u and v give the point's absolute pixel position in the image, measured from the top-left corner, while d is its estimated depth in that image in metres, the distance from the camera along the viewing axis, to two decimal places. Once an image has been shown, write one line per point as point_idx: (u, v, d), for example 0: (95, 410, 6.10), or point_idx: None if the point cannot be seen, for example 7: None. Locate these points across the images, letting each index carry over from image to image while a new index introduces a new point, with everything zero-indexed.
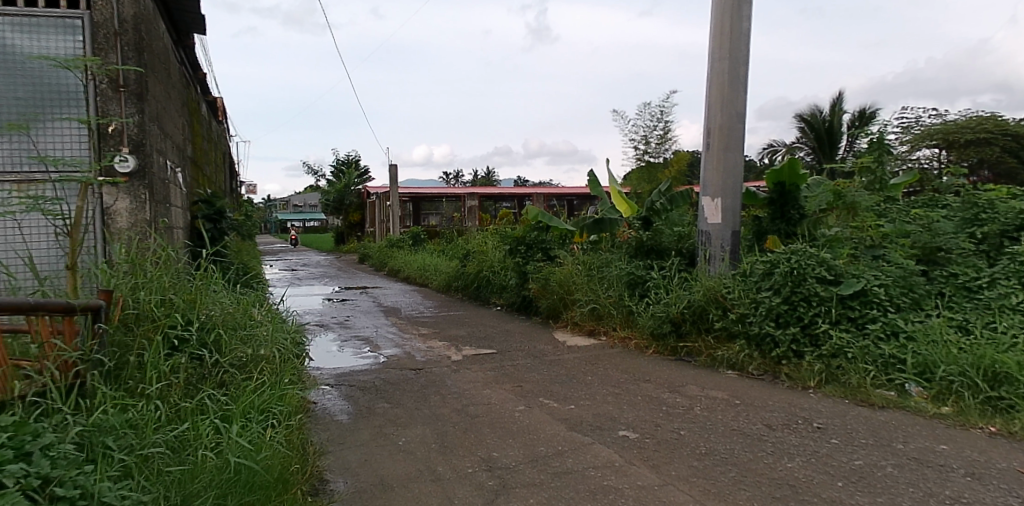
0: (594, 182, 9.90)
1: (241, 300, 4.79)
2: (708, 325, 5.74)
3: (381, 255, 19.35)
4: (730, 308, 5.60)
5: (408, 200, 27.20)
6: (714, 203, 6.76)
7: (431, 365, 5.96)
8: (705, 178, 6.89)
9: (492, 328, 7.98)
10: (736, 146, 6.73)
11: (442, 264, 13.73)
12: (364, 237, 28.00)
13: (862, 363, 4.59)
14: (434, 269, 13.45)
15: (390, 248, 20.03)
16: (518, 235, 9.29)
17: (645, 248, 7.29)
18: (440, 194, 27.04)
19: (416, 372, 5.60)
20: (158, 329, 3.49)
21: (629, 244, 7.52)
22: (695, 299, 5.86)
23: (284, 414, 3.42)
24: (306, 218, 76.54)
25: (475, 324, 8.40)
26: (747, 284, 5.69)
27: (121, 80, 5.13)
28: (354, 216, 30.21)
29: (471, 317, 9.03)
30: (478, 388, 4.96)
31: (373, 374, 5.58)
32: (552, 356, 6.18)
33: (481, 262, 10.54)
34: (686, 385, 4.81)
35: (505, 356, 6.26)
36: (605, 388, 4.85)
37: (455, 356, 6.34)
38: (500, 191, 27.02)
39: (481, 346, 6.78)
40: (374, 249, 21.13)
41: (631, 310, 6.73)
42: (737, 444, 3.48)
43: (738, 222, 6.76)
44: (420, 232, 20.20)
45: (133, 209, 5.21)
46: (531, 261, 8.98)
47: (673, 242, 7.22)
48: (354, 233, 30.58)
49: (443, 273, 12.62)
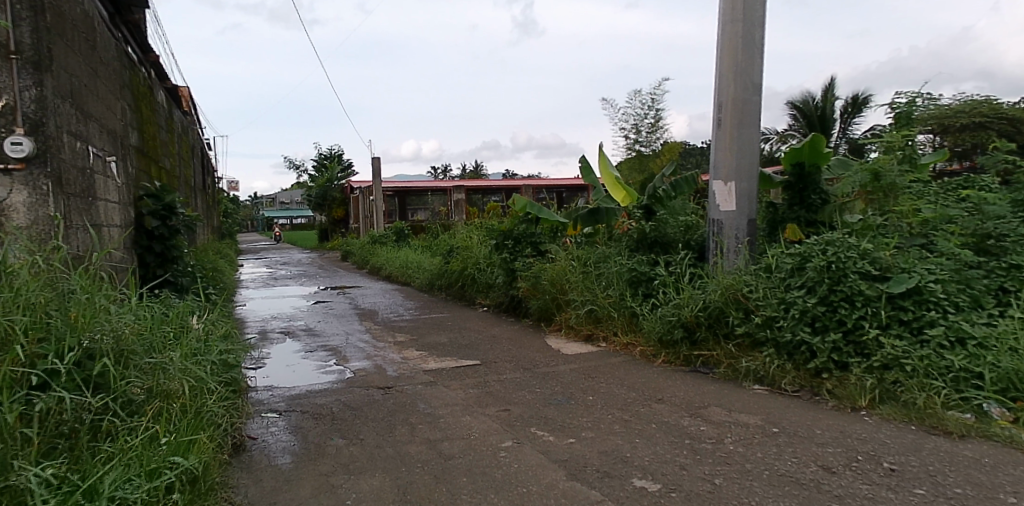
0: (587, 169, 9.03)
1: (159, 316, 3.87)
2: (728, 331, 4.90)
3: (363, 252, 18.41)
4: (754, 310, 4.76)
5: (392, 194, 26.25)
6: (727, 187, 5.90)
7: (403, 381, 5.08)
8: (715, 159, 6.03)
9: (476, 333, 7.10)
10: (752, 121, 5.88)
11: (426, 261, 12.83)
12: (348, 234, 27.02)
13: (926, 378, 3.77)
14: (417, 266, 12.55)
15: (373, 245, 19.09)
16: (505, 228, 8.42)
17: (648, 240, 6.44)
18: (426, 188, 26.10)
19: (384, 392, 4.71)
20: (17, 362, 2.54)
21: (629, 236, 6.66)
22: (711, 300, 5.01)
23: (174, 484, 2.53)
24: (292, 215, 75.35)
25: (459, 327, 7.53)
26: (772, 282, 4.85)
27: (12, 45, 4.17)
28: (338, 212, 29.17)
29: (455, 319, 8.14)
30: (457, 414, 4.09)
31: (332, 395, 4.69)
32: (545, 368, 5.31)
33: (466, 258, 9.66)
34: (709, 407, 3.96)
35: (491, 367, 5.39)
36: (611, 412, 3.99)
37: (432, 369, 5.46)
38: (487, 184, 26.12)
39: (463, 356, 5.90)
40: (356, 246, 20.19)
41: (634, 311, 5.88)
42: (795, 500, 2.63)
43: (754, 208, 5.92)
44: (404, 227, 19.29)
45: (32, 204, 4.25)
46: (520, 256, 8.10)
47: (680, 233, 6.36)
48: (338, 229, 29.59)
49: (425, 270, 11.72)
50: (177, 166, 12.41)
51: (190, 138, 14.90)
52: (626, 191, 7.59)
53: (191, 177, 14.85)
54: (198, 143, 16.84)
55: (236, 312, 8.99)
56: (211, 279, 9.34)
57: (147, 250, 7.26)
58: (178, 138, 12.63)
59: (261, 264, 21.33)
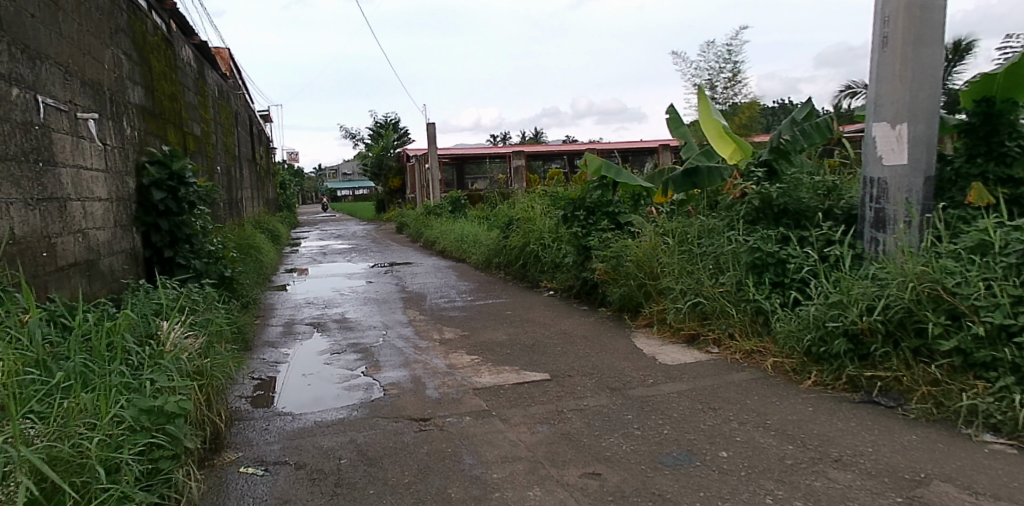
0: (675, 121, 7.34)
1: (64, 349, 2.54)
2: (922, 344, 3.30)
3: (417, 224, 17.25)
4: (970, 317, 3.13)
5: (448, 161, 24.95)
6: (897, 132, 4.19)
7: (446, 407, 3.70)
8: (876, 94, 4.30)
9: (543, 327, 5.66)
10: (933, 36, 4.15)
11: (483, 235, 11.45)
12: (404, 204, 25.99)
13: None
14: (473, 241, 11.18)
15: (428, 216, 17.89)
16: (576, 197, 6.88)
17: (775, 209, 4.80)
18: (483, 155, 24.68)
19: (418, 430, 3.34)
20: None
21: (745, 204, 5.02)
22: (895, 297, 3.41)
23: None
24: (354, 186, 75.74)
25: (520, 319, 6.11)
26: (998, 272, 3.19)
27: None
28: (395, 182, 28.13)
29: (516, 307, 6.73)
30: (521, 481, 2.67)
31: (347, 433, 3.35)
32: (641, 388, 3.82)
33: (527, 232, 8.19)
34: (935, 488, 2.40)
35: (565, 386, 3.95)
36: (767, 489, 2.48)
37: (486, 386, 4.06)
38: (548, 149, 24.46)
39: (527, 365, 4.47)
40: (411, 218, 19.02)
41: (761, 308, 4.32)
42: None
43: (933, 160, 4.22)
44: (460, 197, 17.90)
45: None
46: (593, 229, 6.55)
47: (818, 200, 4.71)
48: (395, 200, 28.67)
49: (482, 246, 10.34)
50: (214, 132, 11.34)
51: (233, 103, 13.84)
52: (735, 142, 5.74)
53: (235, 146, 13.85)
54: (244, 110, 15.87)
55: (266, 299, 7.86)
56: (240, 259, 8.24)
57: (152, 228, 6.09)
58: (214, 102, 11.52)
59: (315, 236, 20.53)
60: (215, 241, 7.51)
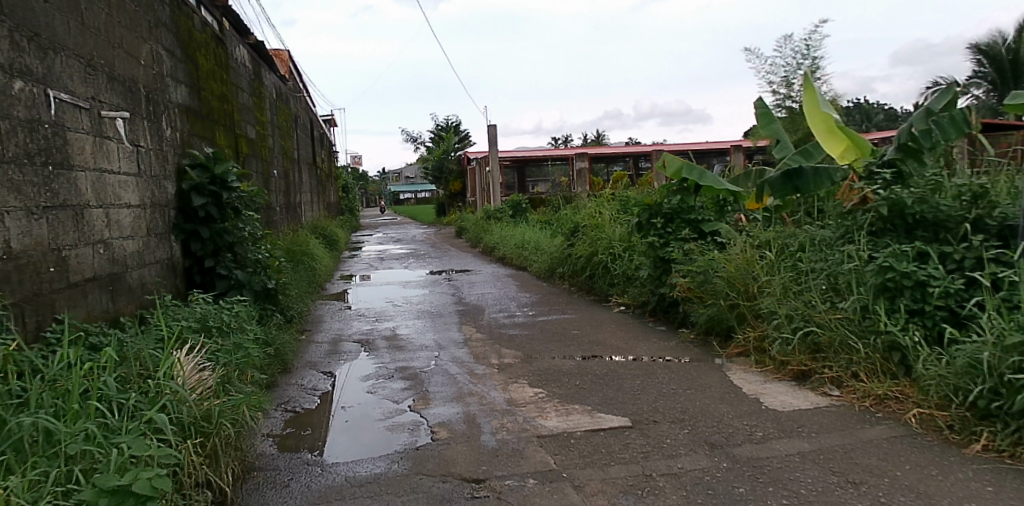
0: (765, 115, 6.44)
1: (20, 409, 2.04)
2: None
3: (477, 228, 16.74)
4: None
5: (509, 164, 24.41)
6: None
7: (504, 461, 3.03)
8: None
9: (616, 352, 4.92)
10: None
11: (545, 241, 10.74)
12: (464, 208, 25.62)
13: None
14: (535, 248, 10.52)
15: (487, 221, 17.34)
16: (652, 201, 6.06)
17: (907, 218, 3.88)
18: (544, 157, 23.99)
19: (469, 496, 2.68)
20: None
21: (866, 213, 4.13)
22: None
23: None
24: (415, 189, 76.55)
25: (589, 340, 5.38)
26: None
27: None
28: (455, 185, 27.78)
29: (583, 326, 6.00)
30: None
31: (383, 496, 2.72)
32: (748, 446, 3.05)
33: (595, 240, 7.45)
34: None
35: (651, 438, 3.21)
36: None
37: (552, 433, 3.37)
38: (611, 151, 23.54)
39: (601, 405, 3.75)
40: (470, 222, 18.55)
41: (895, 343, 3.45)
42: None
43: None
44: (521, 200, 17.29)
45: None
46: (673, 238, 5.73)
47: (964, 206, 3.76)
48: (455, 203, 28.33)
49: (544, 253, 9.65)
50: (270, 134, 11.09)
51: (293, 106, 13.66)
52: (854, 139, 4.78)
53: (294, 149, 13.67)
54: (304, 113, 15.74)
55: (315, 311, 7.38)
56: (289, 268, 7.82)
57: (191, 235, 5.70)
58: (271, 104, 11.28)
59: (375, 240, 20.35)
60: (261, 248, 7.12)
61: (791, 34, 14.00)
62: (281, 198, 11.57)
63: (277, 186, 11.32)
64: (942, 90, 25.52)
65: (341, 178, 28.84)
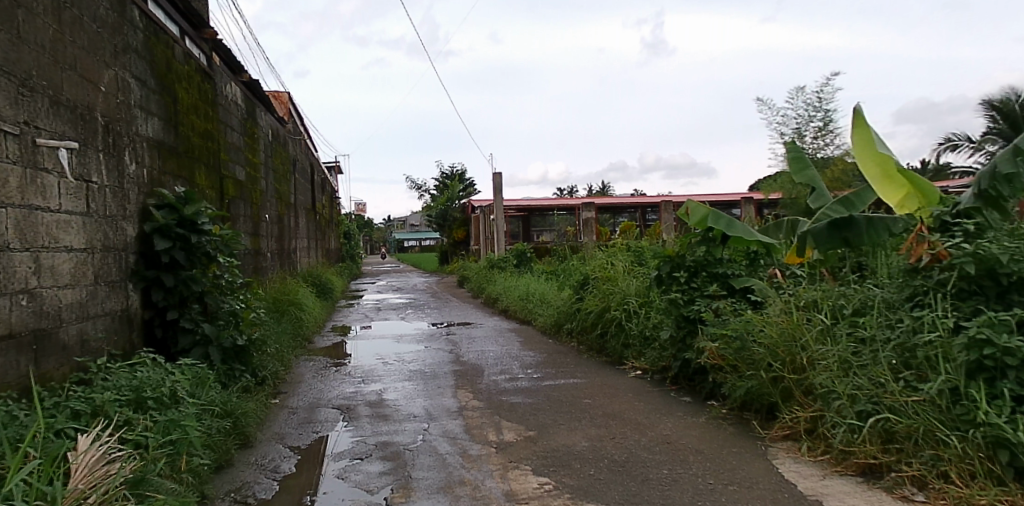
0: (797, 161, 5.86)
1: None
2: None
3: (480, 278, 16.07)
4: None
5: (514, 213, 23.93)
6: None
7: None
8: None
9: (636, 430, 4.16)
10: None
11: (552, 294, 10.04)
12: (467, 257, 25.03)
13: None
14: (541, 301, 9.81)
15: (491, 270, 16.67)
16: (673, 252, 5.38)
17: (998, 280, 3.18)
18: (550, 206, 23.48)
19: None
20: None
21: (942, 272, 3.43)
22: None
23: None
24: (420, 237, 76.38)
25: (603, 413, 4.62)
26: None
27: None
28: (459, 233, 27.25)
29: (595, 393, 5.24)
30: None
31: None
32: None
33: (609, 295, 6.75)
34: None
35: None
36: None
37: None
38: (618, 201, 23.03)
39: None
40: (473, 271, 17.91)
41: (1002, 439, 2.69)
42: None
43: None
44: (527, 250, 16.68)
45: None
46: (699, 296, 5.04)
47: None
48: (459, 252, 27.74)
49: (551, 307, 8.94)
50: (263, 177, 10.56)
51: (291, 149, 13.21)
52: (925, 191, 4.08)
53: (290, 193, 13.15)
54: (304, 157, 15.31)
55: (295, 370, 6.61)
56: (270, 321, 7.10)
57: (153, 283, 5.03)
58: (266, 146, 10.79)
59: (375, 289, 19.69)
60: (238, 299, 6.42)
61: (802, 89, 14.09)
62: (273, 244, 10.97)
63: (269, 231, 10.74)
64: (954, 145, 25.11)
65: (343, 224, 28.37)
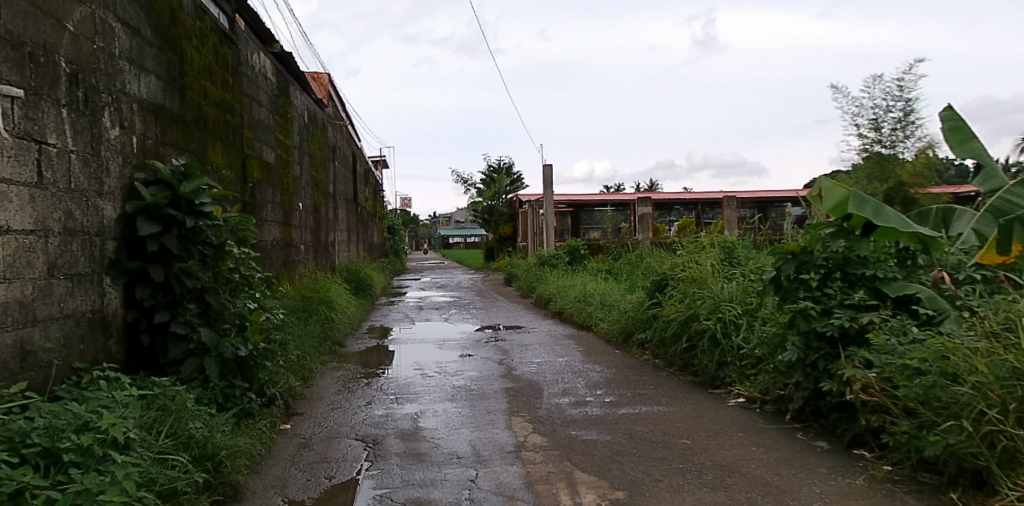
0: (957, 132, 4.57)
1: None
2: None
3: (529, 276, 14.94)
4: None
5: (565, 207, 22.71)
6: None
7: None
8: None
9: (770, 497, 2.95)
10: None
11: (614, 296, 8.79)
12: (514, 253, 23.95)
13: None
14: (602, 304, 8.59)
15: (541, 268, 15.47)
16: (797, 246, 4.07)
17: None
18: (602, 201, 22.14)
19: None
20: None
21: None
22: None
23: None
24: (465, 233, 75.76)
25: (713, 463, 3.42)
26: None
27: None
28: (506, 228, 26.20)
29: (692, 429, 4.04)
30: None
31: None
32: None
33: (696, 299, 5.50)
34: None
35: None
36: None
37: None
38: (676, 196, 21.55)
39: None
40: (522, 269, 16.80)
41: None
42: None
43: None
44: (580, 246, 15.46)
45: None
46: (838, 306, 3.78)
47: None
48: (505, 248, 26.69)
49: (616, 311, 7.73)
50: (297, 162, 9.62)
51: (330, 135, 12.29)
52: None
53: (328, 181, 12.23)
54: (345, 145, 14.42)
55: (314, 385, 5.53)
56: (290, 324, 6.06)
57: (139, 277, 4.05)
58: (301, 128, 9.86)
59: (418, 285, 18.77)
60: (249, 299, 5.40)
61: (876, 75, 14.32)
62: (307, 236, 10.05)
63: (302, 222, 9.83)
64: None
65: (387, 218, 27.58)
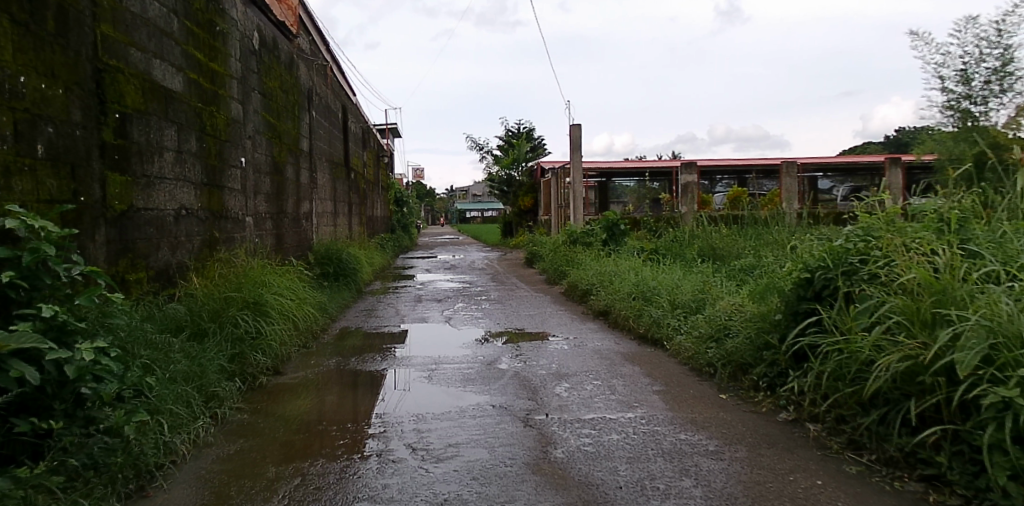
0: None
1: None
2: None
3: (556, 258, 12.14)
4: None
5: (594, 175, 19.78)
6: None
7: None
8: None
9: None
10: None
11: (691, 295, 5.92)
12: (535, 229, 21.16)
13: None
14: (674, 311, 5.77)
15: (571, 248, 12.58)
16: None
17: None
18: (638, 169, 19.15)
19: None
20: None
21: None
22: None
23: None
24: (482, 207, 73.17)
25: None
26: None
27: None
28: (525, 200, 23.35)
29: None
30: None
31: None
32: None
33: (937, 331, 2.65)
34: None
35: None
36: None
37: None
38: (723, 164, 18.51)
39: None
40: (546, 247, 13.99)
41: None
42: None
43: None
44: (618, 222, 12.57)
45: None
46: None
47: None
48: (525, 222, 23.86)
49: (707, 322, 4.92)
50: (238, 99, 6.82)
51: (300, 73, 9.44)
52: None
53: (298, 135, 9.42)
54: (327, 92, 11.58)
55: (147, 498, 2.75)
56: (131, 361, 3.28)
57: None
58: (244, 52, 7.01)
59: (425, 266, 16.04)
60: (21, 322, 2.67)
61: None
62: (256, 205, 7.30)
63: (248, 185, 7.06)
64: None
65: (394, 187, 24.84)
